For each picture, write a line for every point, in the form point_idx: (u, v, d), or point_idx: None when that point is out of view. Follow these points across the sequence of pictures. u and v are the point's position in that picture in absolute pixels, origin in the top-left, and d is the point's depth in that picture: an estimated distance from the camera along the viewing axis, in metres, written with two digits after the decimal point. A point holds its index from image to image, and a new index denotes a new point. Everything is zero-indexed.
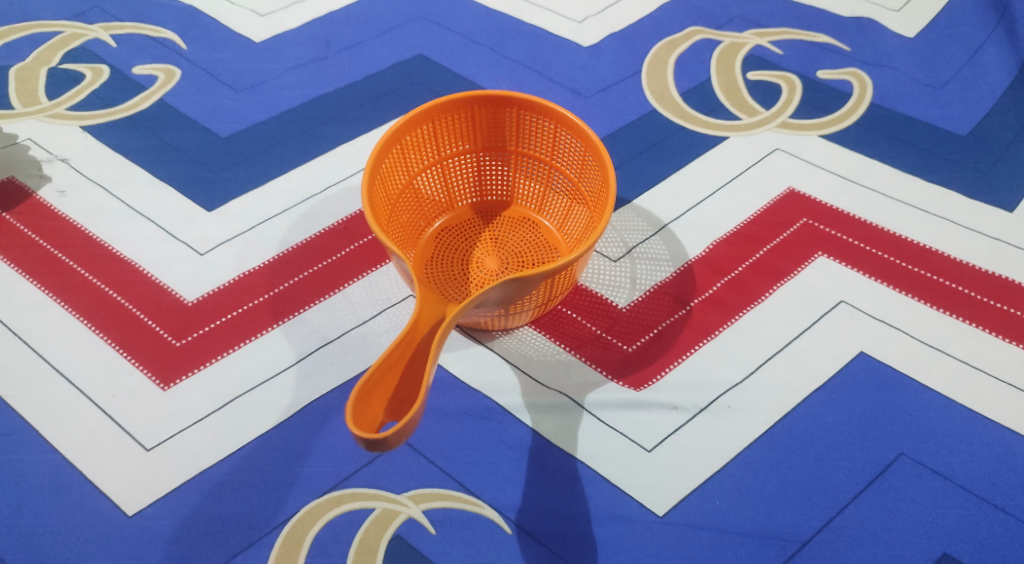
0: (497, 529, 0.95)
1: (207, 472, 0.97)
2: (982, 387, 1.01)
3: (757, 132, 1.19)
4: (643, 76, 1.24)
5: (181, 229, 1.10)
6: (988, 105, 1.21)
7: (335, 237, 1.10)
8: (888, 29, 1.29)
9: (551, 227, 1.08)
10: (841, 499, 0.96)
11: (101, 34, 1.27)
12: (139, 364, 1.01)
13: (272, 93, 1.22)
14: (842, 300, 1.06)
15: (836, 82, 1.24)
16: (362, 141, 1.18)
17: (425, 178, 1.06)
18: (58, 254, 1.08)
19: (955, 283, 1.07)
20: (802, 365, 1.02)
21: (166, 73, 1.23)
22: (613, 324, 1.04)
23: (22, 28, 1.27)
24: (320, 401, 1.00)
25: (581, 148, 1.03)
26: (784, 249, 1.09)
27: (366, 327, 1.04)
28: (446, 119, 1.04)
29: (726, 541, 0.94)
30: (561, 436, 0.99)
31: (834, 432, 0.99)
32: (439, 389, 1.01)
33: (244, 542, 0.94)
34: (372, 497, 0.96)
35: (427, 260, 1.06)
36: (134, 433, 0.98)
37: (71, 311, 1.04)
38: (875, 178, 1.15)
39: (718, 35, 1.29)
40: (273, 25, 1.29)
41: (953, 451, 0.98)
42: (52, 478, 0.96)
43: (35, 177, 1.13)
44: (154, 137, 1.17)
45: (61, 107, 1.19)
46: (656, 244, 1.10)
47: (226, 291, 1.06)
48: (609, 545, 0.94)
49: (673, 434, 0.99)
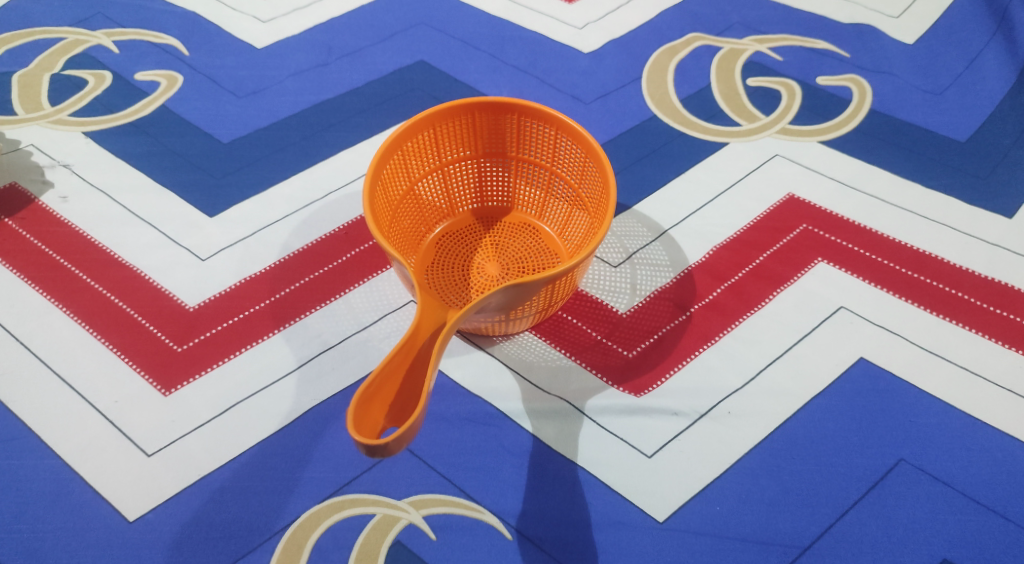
0: (498, 535, 0.95)
1: (209, 477, 0.97)
2: (982, 393, 1.01)
3: (757, 138, 1.19)
4: (643, 83, 1.24)
5: (183, 235, 1.10)
6: (987, 111, 1.21)
7: (336, 243, 1.10)
8: (888, 35, 1.30)
9: (551, 233, 1.08)
10: (841, 505, 0.96)
11: (104, 40, 1.27)
12: (140, 370, 1.02)
13: (273, 99, 1.22)
14: (842, 306, 1.06)
15: (836, 88, 1.24)
16: (363, 147, 1.18)
17: (426, 184, 1.06)
18: (60, 260, 1.08)
19: (955, 289, 1.07)
20: (802, 371, 1.02)
21: (168, 79, 1.23)
22: (613, 330, 1.05)
23: (25, 34, 1.27)
24: (321, 407, 1.01)
25: (581, 154, 1.04)
26: (784, 255, 1.10)
27: (367, 333, 1.05)
28: (447, 125, 1.04)
29: (726, 547, 0.95)
30: (561, 442, 0.99)
31: (834, 437, 0.99)
32: (440, 395, 1.02)
33: (245, 547, 0.94)
34: (373, 502, 0.96)
35: (427, 265, 1.06)
36: (135, 439, 0.99)
37: (72, 316, 1.05)
38: (875, 184, 1.15)
39: (718, 41, 1.29)
40: (275, 31, 1.29)
41: (952, 457, 0.98)
42: (53, 483, 0.96)
43: (38, 182, 1.14)
44: (156, 143, 1.17)
45: (63, 113, 1.20)
46: (657, 250, 1.10)
47: (227, 297, 1.06)
48: (609, 551, 0.95)
49: (673, 440, 0.99)
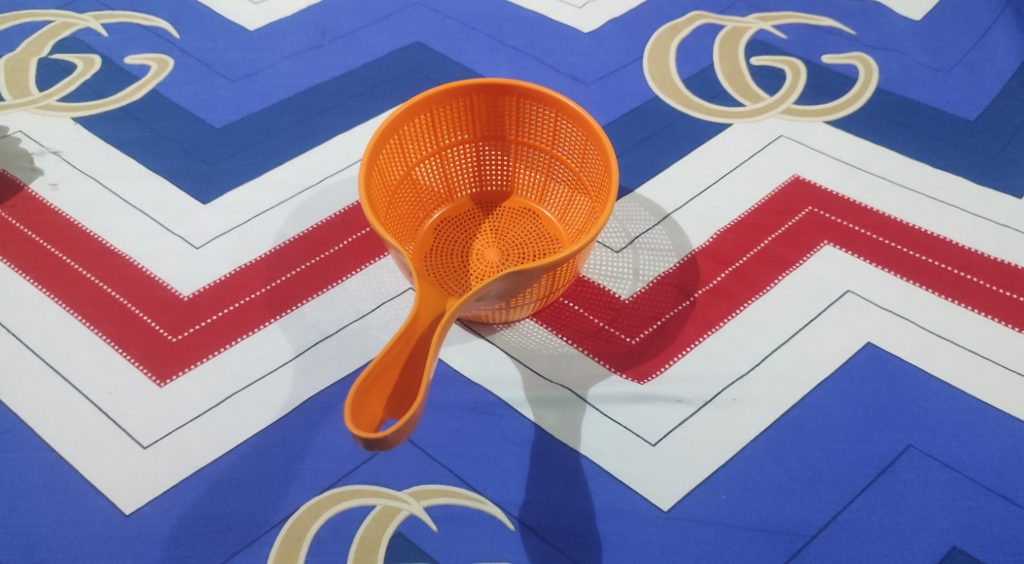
0: (499, 526, 0.94)
1: (204, 470, 0.95)
2: (991, 377, 0.99)
3: (761, 118, 1.17)
4: (644, 63, 1.22)
5: (175, 222, 1.08)
6: (996, 89, 1.19)
7: (332, 229, 1.08)
8: (895, 12, 1.27)
9: (552, 218, 1.06)
10: (848, 493, 0.95)
11: (92, 23, 1.24)
12: (134, 361, 1.00)
13: (266, 82, 1.19)
14: (848, 290, 1.04)
15: (842, 67, 1.22)
16: (359, 131, 1.16)
17: (424, 168, 1.04)
18: (51, 249, 1.06)
19: (963, 271, 1.05)
20: (809, 356, 1.01)
21: (159, 63, 1.21)
22: (615, 317, 1.03)
23: (12, 17, 1.24)
24: (318, 397, 0.99)
25: (582, 137, 1.01)
26: (789, 238, 1.08)
27: (365, 321, 1.03)
28: (444, 107, 1.02)
29: (732, 536, 0.93)
30: (563, 430, 0.97)
31: (841, 423, 0.97)
32: (440, 383, 1.00)
33: (242, 540, 0.93)
34: (373, 493, 0.94)
35: (426, 251, 1.04)
36: (130, 431, 0.97)
37: (64, 306, 1.03)
38: (881, 165, 1.13)
39: (720, 19, 1.27)
40: (267, 13, 1.27)
41: (962, 442, 0.97)
42: (46, 477, 0.95)
43: (27, 169, 1.11)
44: (148, 129, 1.15)
45: (52, 98, 1.17)
46: (659, 234, 1.08)
47: (222, 285, 1.04)
48: (613, 541, 0.93)
49: (678, 427, 0.97)
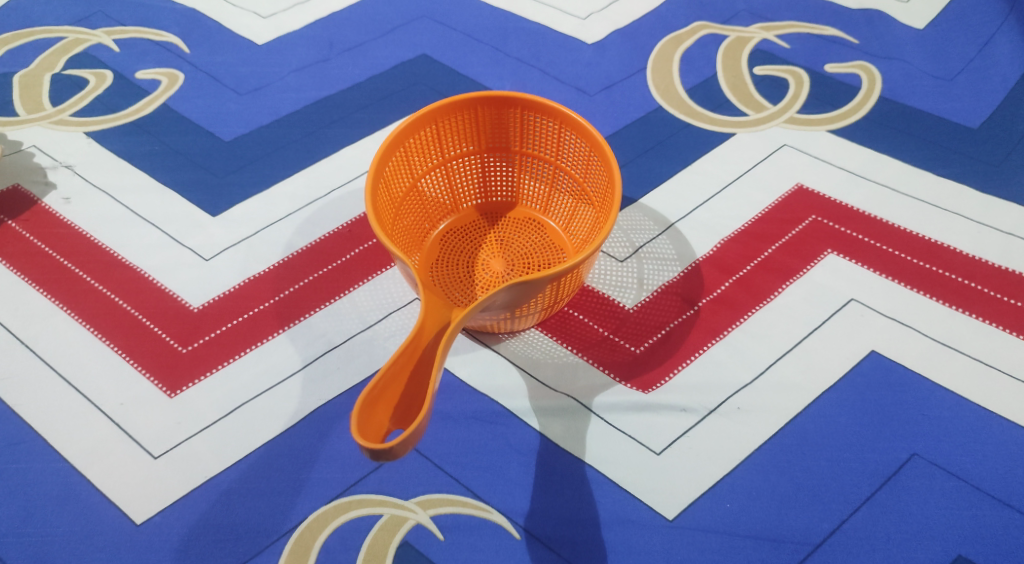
0: (505, 535, 0.94)
1: (214, 479, 0.96)
2: (995, 386, 0.99)
3: (764, 127, 1.17)
4: (649, 73, 1.23)
5: (186, 235, 1.10)
6: (1000, 97, 1.19)
7: (340, 240, 1.09)
8: (898, 21, 1.27)
9: (557, 228, 1.07)
10: (854, 501, 0.95)
11: (104, 39, 1.26)
12: (144, 371, 1.01)
13: (274, 96, 1.21)
14: (852, 299, 1.05)
15: (845, 76, 1.22)
16: (365, 143, 1.17)
17: (429, 180, 1.05)
18: (64, 262, 1.08)
19: (967, 279, 1.05)
20: (813, 365, 1.01)
21: (169, 78, 1.22)
22: (620, 326, 1.03)
23: (25, 34, 1.26)
24: (326, 407, 1.00)
25: (587, 148, 1.02)
26: (793, 246, 1.08)
27: (372, 331, 1.04)
28: (449, 120, 1.03)
29: (737, 544, 0.93)
30: (568, 439, 0.98)
31: (846, 433, 0.98)
32: (445, 393, 1.01)
33: (252, 548, 0.94)
34: (379, 503, 0.95)
35: (432, 262, 1.05)
36: (141, 441, 0.98)
37: (77, 318, 1.04)
38: (885, 173, 1.13)
39: (724, 29, 1.27)
40: (275, 27, 1.28)
41: (967, 451, 0.97)
42: (60, 487, 0.96)
43: (40, 183, 1.13)
44: (158, 142, 1.16)
45: (65, 113, 1.19)
46: (663, 244, 1.08)
47: (232, 296, 1.06)
48: (618, 550, 0.94)
49: (682, 436, 0.98)
